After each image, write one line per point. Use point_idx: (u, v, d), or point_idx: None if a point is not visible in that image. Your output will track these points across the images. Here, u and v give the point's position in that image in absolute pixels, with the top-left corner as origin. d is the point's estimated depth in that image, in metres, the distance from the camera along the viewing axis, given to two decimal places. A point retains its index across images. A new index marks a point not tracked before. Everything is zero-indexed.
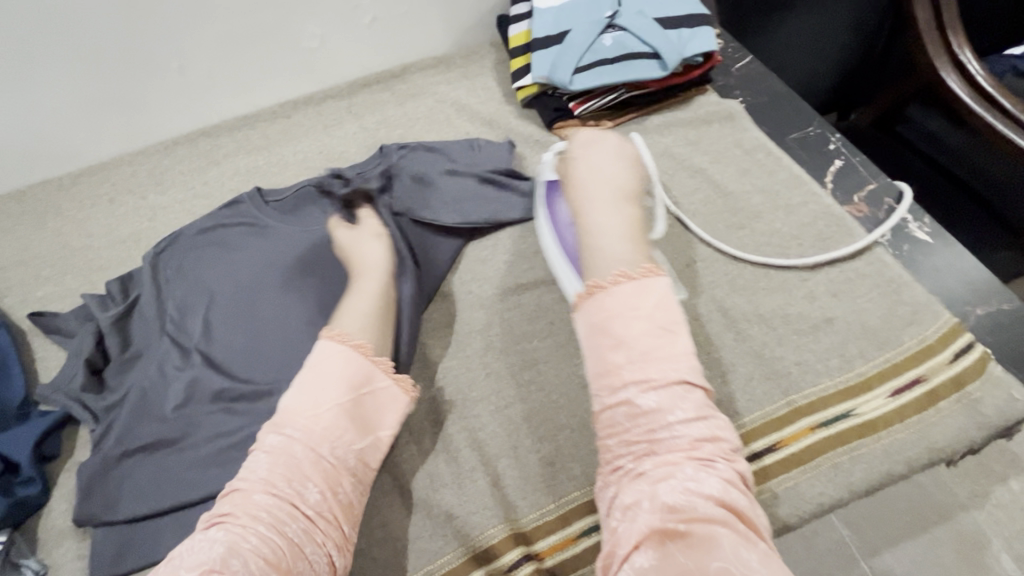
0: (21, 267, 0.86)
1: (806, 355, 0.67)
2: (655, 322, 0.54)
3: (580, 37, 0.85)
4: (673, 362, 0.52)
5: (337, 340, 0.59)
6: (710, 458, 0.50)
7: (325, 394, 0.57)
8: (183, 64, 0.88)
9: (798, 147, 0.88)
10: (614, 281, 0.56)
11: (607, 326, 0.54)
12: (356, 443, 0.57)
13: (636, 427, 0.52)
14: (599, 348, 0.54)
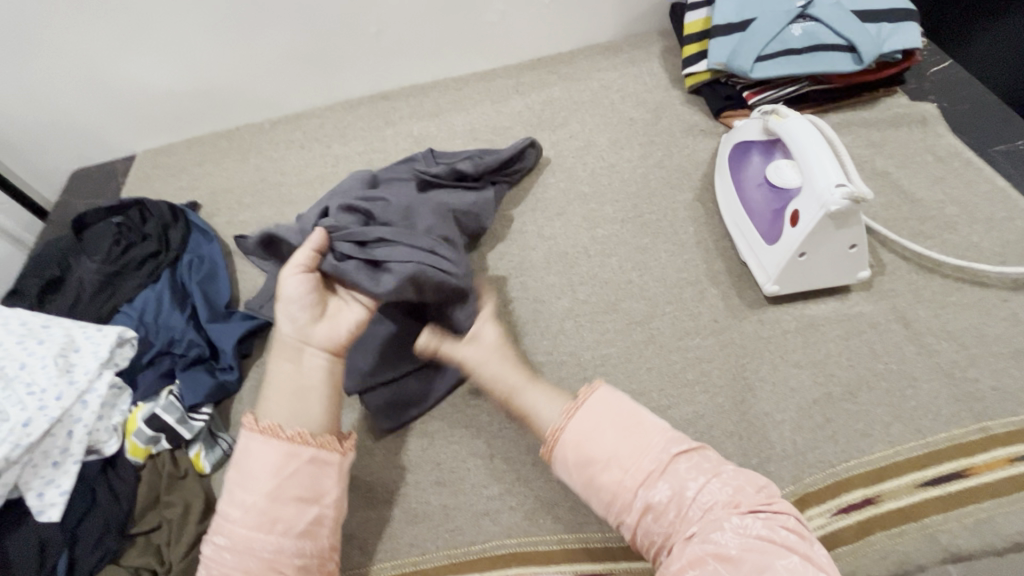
0: (226, 194, 1.00)
1: (1002, 380, 0.61)
2: (621, 421, 0.51)
3: (767, 24, 0.83)
4: (654, 445, 0.50)
5: (250, 427, 0.53)
6: (748, 507, 0.47)
7: (276, 433, 0.52)
8: (381, 30, 0.98)
9: (1005, 160, 0.79)
10: (566, 418, 0.52)
11: (583, 457, 0.50)
12: (294, 519, 0.51)
13: (665, 522, 0.48)
14: (591, 480, 0.50)
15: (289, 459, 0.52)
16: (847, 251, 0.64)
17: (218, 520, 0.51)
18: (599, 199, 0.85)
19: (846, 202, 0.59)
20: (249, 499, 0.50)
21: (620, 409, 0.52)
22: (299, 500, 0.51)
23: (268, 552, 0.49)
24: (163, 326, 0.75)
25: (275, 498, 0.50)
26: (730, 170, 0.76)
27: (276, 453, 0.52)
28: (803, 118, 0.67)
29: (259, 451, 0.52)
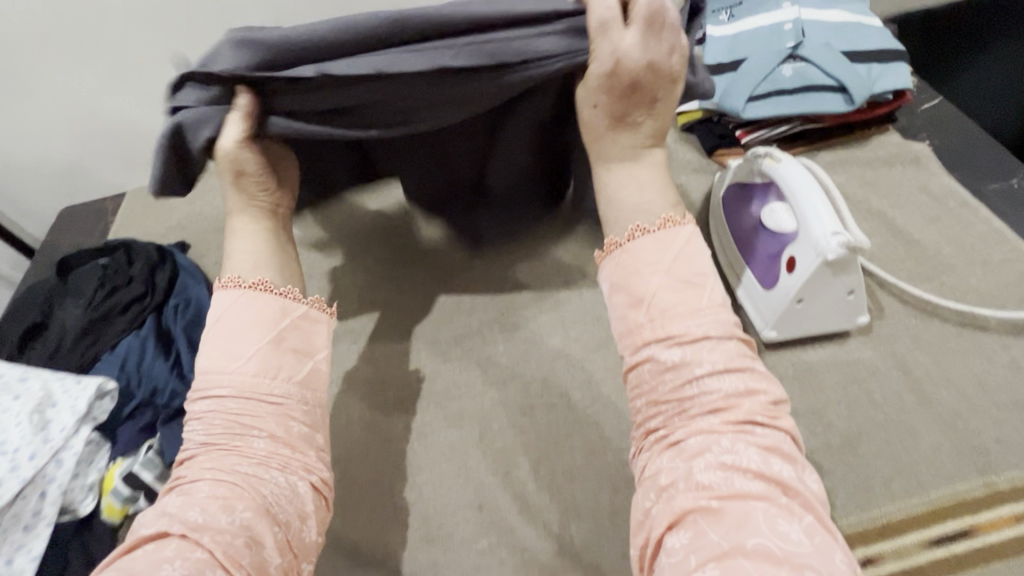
0: (216, 233, 0.99)
1: (1006, 431, 0.59)
2: (675, 276, 0.52)
3: (757, 65, 0.84)
4: (699, 318, 0.50)
5: (229, 288, 0.59)
6: (752, 431, 0.46)
7: (248, 326, 0.56)
8: None
9: (998, 199, 0.79)
10: (631, 237, 0.55)
11: (624, 284, 0.53)
12: (294, 377, 0.56)
13: (662, 385, 0.50)
14: (622, 310, 0.53)
15: (263, 376, 0.54)
16: (846, 298, 0.63)
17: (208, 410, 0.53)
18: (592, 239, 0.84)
19: (843, 251, 0.58)
20: (243, 353, 0.55)
21: (690, 260, 0.53)
22: (279, 425, 0.53)
23: (241, 518, 0.47)
24: (146, 375, 0.74)
25: (258, 417, 0.53)
26: (725, 210, 0.75)
27: (243, 366, 0.54)
28: (796, 162, 0.66)
29: (223, 372, 0.54)
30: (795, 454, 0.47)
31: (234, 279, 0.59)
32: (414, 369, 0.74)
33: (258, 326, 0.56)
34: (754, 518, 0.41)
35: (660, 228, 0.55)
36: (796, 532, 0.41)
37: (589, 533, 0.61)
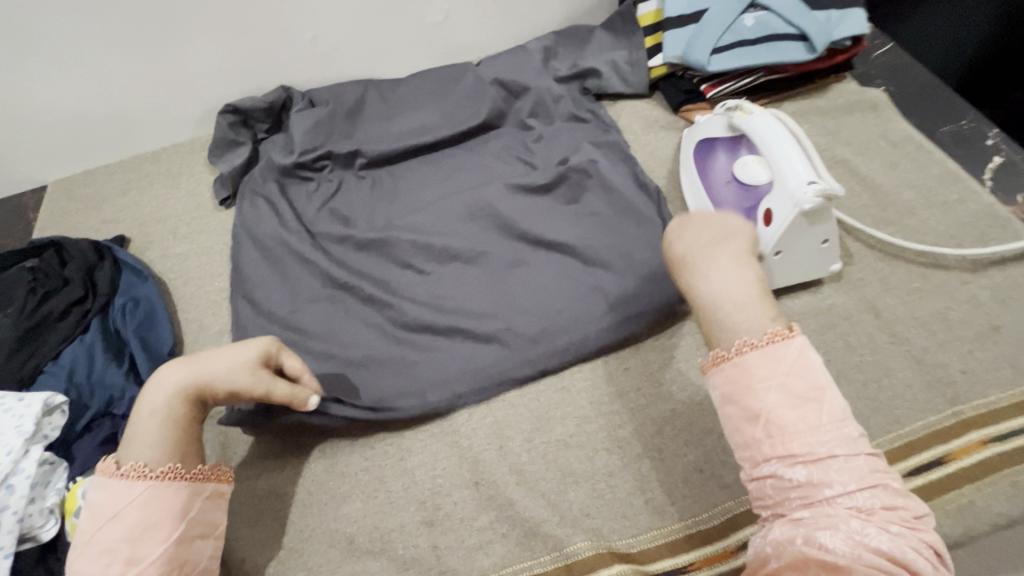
0: (159, 224, 0.91)
1: (971, 363, 0.62)
2: (790, 390, 0.44)
3: (719, 16, 0.82)
4: (821, 434, 0.43)
5: (125, 477, 0.51)
6: (886, 525, 0.41)
7: (145, 526, 0.49)
8: (316, 36, 0.92)
9: (951, 141, 0.81)
10: (738, 352, 0.46)
11: (735, 397, 0.46)
12: (195, 566, 0.52)
13: (789, 504, 0.43)
14: (729, 421, 0.46)
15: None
16: (820, 246, 0.64)
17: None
18: None
19: (818, 200, 0.59)
20: (143, 555, 0.49)
21: (804, 374, 0.45)
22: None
23: None
24: (99, 386, 0.69)
25: None
26: (698, 163, 0.74)
27: (138, 570, 0.48)
28: (767, 114, 0.66)
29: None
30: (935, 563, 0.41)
31: (139, 465, 0.51)
32: None
33: (165, 520, 0.50)
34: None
35: (770, 338, 0.46)
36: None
37: (588, 499, 0.60)
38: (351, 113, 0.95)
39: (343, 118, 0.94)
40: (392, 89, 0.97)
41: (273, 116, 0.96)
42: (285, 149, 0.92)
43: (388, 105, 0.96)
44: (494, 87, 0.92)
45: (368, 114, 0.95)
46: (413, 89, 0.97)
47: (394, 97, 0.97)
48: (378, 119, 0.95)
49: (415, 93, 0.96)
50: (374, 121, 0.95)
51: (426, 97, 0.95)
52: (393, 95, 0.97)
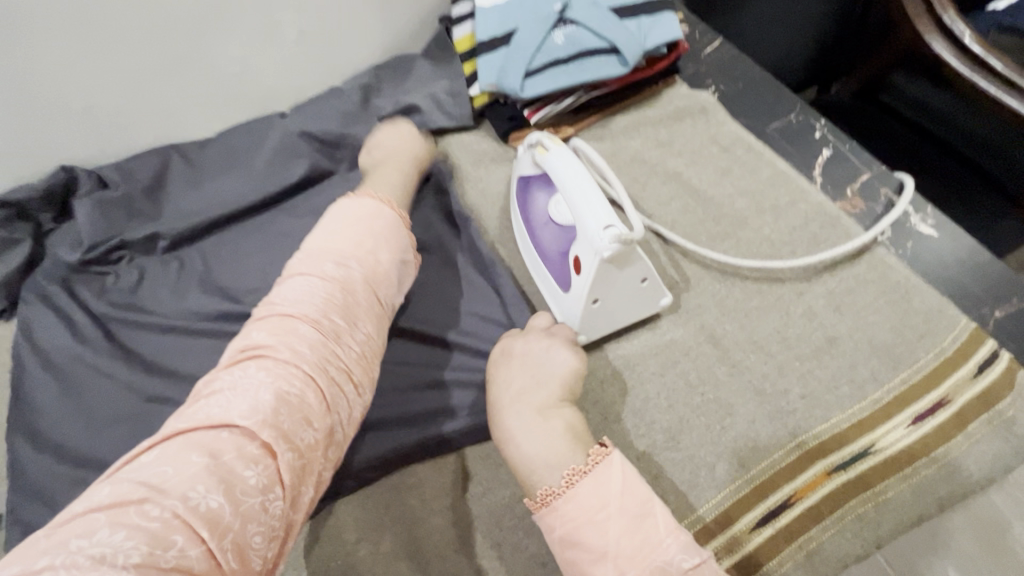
0: None
1: (811, 385, 0.59)
2: (626, 513, 0.43)
3: (527, 36, 0.76)
4: (666, 554, 0.41)
5: (340, 266, 0.56)
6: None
7: (350, 304, 0.55)
8: (89, 104, 0.79)
9: (780, 138, 0.79)
10: (568, 483, 0.45)
11: (574, 537, 0.43)
12: (366, 349, 0.55)
13: None
14: (577, 569, 0.43)
15: (346, 356, 0.52)
16: (641, 285, 0.58)
17: (290, 310, 0.52)
18: None
19: (617, 246, 0.52)
20: (324, 304, 0.53)
21: (633, 496, 0.44)
22: (343, 411, 0.51)
23: (257, 498, 0.41)
24: None
25: (309, 413, 0.47)
26: (519, 205, 0.68)
27: (336, 334, 0.52)
28: (565, 149, 0.60)
29: (304, 305, 0.52)
30: None
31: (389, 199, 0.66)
32: None
33: (373, 289, 0.58)
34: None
35: (591, 462, 0.46)
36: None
37: None
38: (151, 189, 0.83)
39: (138, 194, 0.82)
40: (197, 153, 0.87)
41: (56, 203, 0.83)
42: (72, 243, 0.79)
43: (193, 171, 0.85)
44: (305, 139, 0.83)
45: (173, 186, 0.84)
46: (220, 149, 0.86)
47: (199, 161, 0.86)
48: (184, 189, 0.84)
49: (224, 155, 0.86)
50: (179, 193, 0.84)
51: (237, 158, 0.86)
52: (198, 161, 0.86)
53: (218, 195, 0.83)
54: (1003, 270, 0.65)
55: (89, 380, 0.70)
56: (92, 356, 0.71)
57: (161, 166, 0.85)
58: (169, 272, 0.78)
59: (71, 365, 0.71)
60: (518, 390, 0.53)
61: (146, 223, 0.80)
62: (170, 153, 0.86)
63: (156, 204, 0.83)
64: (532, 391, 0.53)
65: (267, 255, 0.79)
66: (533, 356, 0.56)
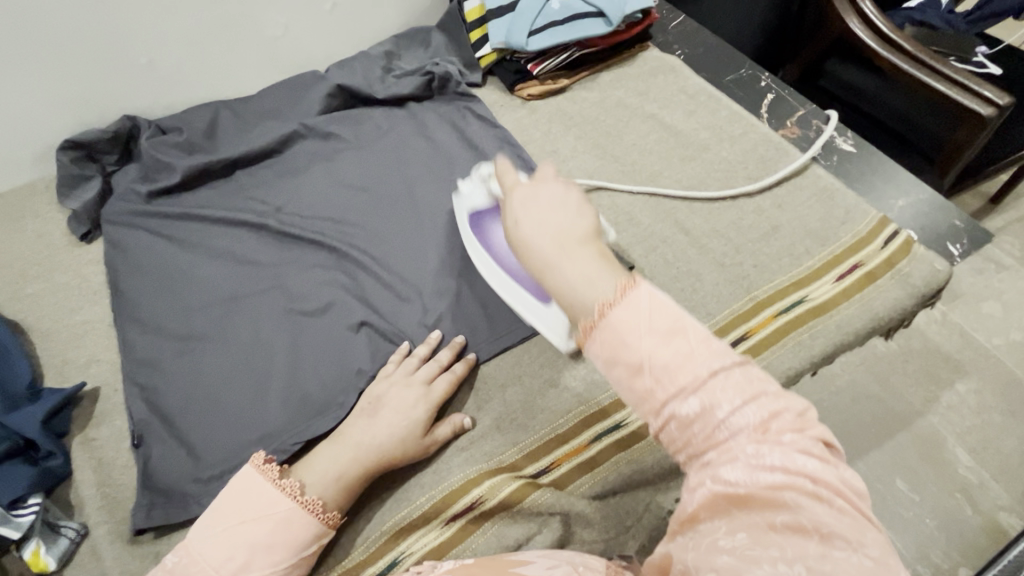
0: (5, 269, 0.86)
1: (761, 258, 0.76)
2: (657, 333, 0.44)
3: (530, 3, 0.93)
4: (695, 360, 0.43)
5: (266, 479, 0.59)
6: (779, 437, 0.40)
7: (266, 542, 0.55)
8: (154, 58, 0.92)
9: (734, 87, 0.98)
10: (603, 312, 0.45)
11: (618, 355, 0.44)
12: (300, 542, 0.57)
13: (692, 437, 0.42)
14: (620, 380, 0.45)
15: (275, 528, 0.56)
16: None
17: (218, 512, 0.57)
18: (418, 188, 0.89)
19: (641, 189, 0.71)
20: (256, 503, 0.57)
21: (660, 318, 0.44)
22: None
23: None
24: None
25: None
26: None
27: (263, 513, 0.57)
28: None
29: (238, 503, 0.57)
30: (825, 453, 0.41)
31: (294, 484, 0.59)
32: (274, 354, 0.75)
33: (286, 516, 0.57)
34: (792, 508, 0.37)
35: (617, 297, 0.45)
36: (826, 513, 0.37)
37: (463, 437, 0.68)
38: (206, 133, 0.95)
39: (196, 137, 0.94)
40: (242, 104, 0.99)
41: (120, 145, 0.93)
42: (143, 177, 0.91)
43: (241, 119, 0.98)
44: (340, 91, 0.98)
45: (225, 131, 0.97)
46: (262, 102, 0.99)
47: (245, 111, 0.99)
48: (234, 134, 0.97)
49: (267, 107, 0.99)
50: (230, 137, 0.96)
51: (279, 109, 0.99)
52: (244, 110, 0.99)
53: (257, 137, 0.95)
54: (903, 174, 0.84)
55: (164, 286, 0.81)
56: (166, 267, 0.83)
57: (210, 116, 0.97)
58: (227, 198, 0.90)
59: (148, 275, 0.82)
60: (550, 248, 0.51)
61: (200, 158, 0.91)
62: (220, 105, 0.98)
63: (209, 146, 0.95)
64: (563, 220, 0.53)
65: (308, 182, 0.91)
66: (552, 203, 0.55)
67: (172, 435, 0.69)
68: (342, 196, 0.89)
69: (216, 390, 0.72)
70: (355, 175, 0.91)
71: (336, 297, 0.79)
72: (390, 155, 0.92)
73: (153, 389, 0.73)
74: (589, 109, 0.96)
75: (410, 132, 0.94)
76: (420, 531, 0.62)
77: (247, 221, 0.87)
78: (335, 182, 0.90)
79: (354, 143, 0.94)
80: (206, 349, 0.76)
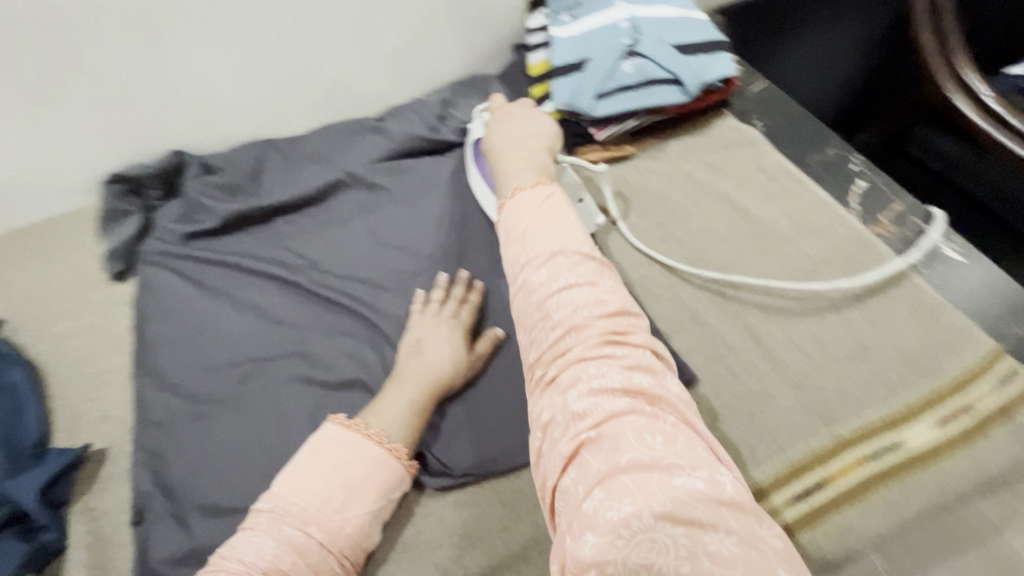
0: (39, 302, 0.84)
1: (845, 384, 0.65)
2: (558, 284, 0.58)
3: (600, 64, 0.85)
4: (584, 316, 0.55)
5: (356, 431, 0.62)
6: (635, 409, 0.49)
7: (353, 483, 0.58)
8: (207, 96, 0.90)
9: (820, 168, 0.87)
10: (530, 261, 0.61)
11: (526, 291, 0.60)
12: (385, 491, 0.60)
13: (554, 363, 0.55)
14: (523, 311, 0.59)
15: (344, 495, 0.58)
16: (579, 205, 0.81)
17: (295, 484, 0.58)
18: (462, 255, 0.82)
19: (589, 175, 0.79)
20: (336, 466, 0.59)
21: (555, 208, 0.64)
22: (365, 531, 0.58)
23: None
24: None
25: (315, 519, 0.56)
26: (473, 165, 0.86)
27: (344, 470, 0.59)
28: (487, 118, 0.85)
29: (317, 475, 0.58)
30: (668, 411, 0.51)
31: (379, 435, 0.61)
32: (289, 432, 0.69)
33: (369, 476, 0.59)
34: (647, 499, 0.43)
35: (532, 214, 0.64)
36: (679, 498, 0.43)
37: (485, 562, 0.60)
38: (252, 176, 0.92)
39: (241, 179, 0.91)
40: (289, 146, 0.96)
41: (164, 182, 0.91)
42: (182, 217, 0.88)
43: (287, 161, 0.95)
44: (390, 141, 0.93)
45: (272, 173, 0.93)
46: (309, 145, 0.96)
47: (292, 152, 0.95)
48: (278, 177, 0.93)
49: (314, 150, 0.95)
50: (274, 180, 0.92)
51: (327, 153, 0.95)
52: (292, 151, 0.96)
53: (301, 184, 0.91)
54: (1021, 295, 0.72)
55: (187, 340, 0.77)
56: (193, 317, 0.79)
57: (257, 157, 0.94)
58: (264, 248, 0.86)
59: (174, 326, 0.78)
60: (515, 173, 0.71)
61: (242, 204, 0.88)
62: (268, 146, 0.95)
63: (253, 188, 0.92)
64: (531, 169, 0.72)
65: (349, 238, 0.86)
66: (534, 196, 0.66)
67: (171, 516, 0.64)
68: (381, 257, 0.83)
69: (223, 469, 0.67)
70: (396, 235, 0.85)
71: (363, 374, 0.72)
72: (436, 216, 0.86)
73: (162, 457, 0.68)
74: (654, 181, 0.87)
75: (459, 192, 0.88)
76: None
77: (280, 280, 0.82)
78: (375, 241, 0.85)
79: (399, 199, 0.88)
80: (220, 418, 0.70)
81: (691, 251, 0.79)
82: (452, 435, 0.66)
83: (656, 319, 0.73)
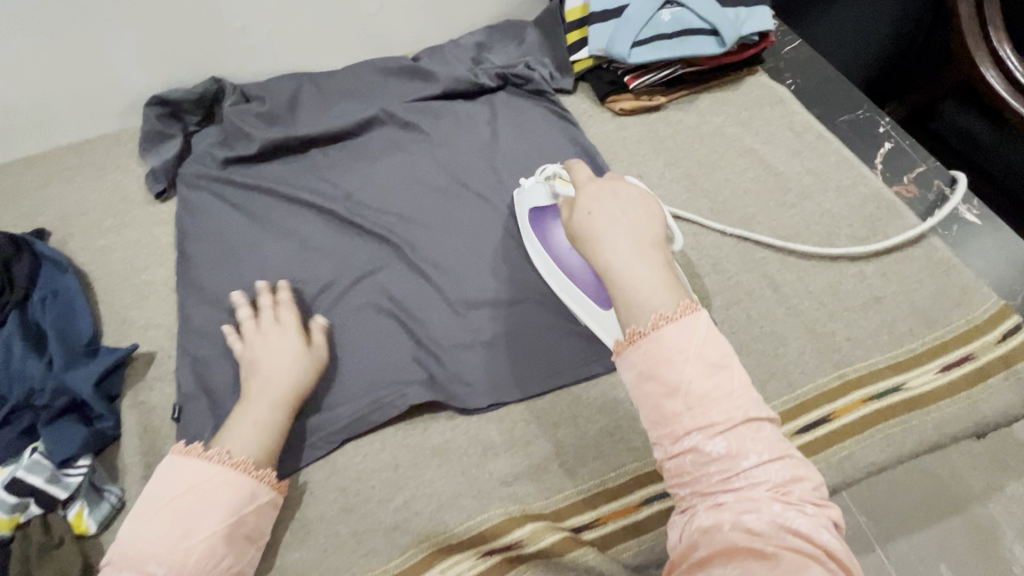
0: (83, 217, 0.88)
1: (856, 331, 0.69)
2: (702, 361, 0.47)
3: (638, 12, 0.86)
4: (729, 402, 0.45)
5: (184, 455, 0.56)
6: (790, 504, 0.43)
7: (207, 505, 0.53)
8: (247, 24, 0.90)
9: (848, 129, 0.89)
10: (654, 326, 0.48)
11: (654, 369, 0.47)
12: (244, 501, 0.55)
13: (704, 475, 0.45)
14: (650, 400, 0.47)
15: (207, 509, 0.53)
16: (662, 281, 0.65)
17: (145, 532, 0.51)
18: (493, 194, 0.85)
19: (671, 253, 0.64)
20: (187, 491, 0.53)
21: (706, 353, 0.47)
22: (234, 543, 0.54)
23: None
24: (17, 377, 0.66)
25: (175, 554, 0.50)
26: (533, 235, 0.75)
27: (189, 495, 0.53)
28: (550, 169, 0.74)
29: (161, 512, 0.52)
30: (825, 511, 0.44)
31: (218, 452, 0.56)
32: None
33: (224, 493, 0.54)
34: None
35: (676, 312, 0.48)
36: None
37: (508, 470, 0.65)
38: (288, 106, 0.94)
39: (276, 109, 0.93)
40: (324, 79, 0.97)
41: (204, 108, 0.94)
42: (221, 142, 0.91)
43: (322, 95, 0.96)
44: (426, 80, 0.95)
45: (306, 105, 0.95)
46: (344, 80, 0.97)
47: (326, 86, 0.96)
48: (313, 109, 0.95)
49: (349, 85, 0.97)
50: (309, 112, 0.94)
51: (361, 88, 0.96)
52: (327, 85, 0.97)
53: (336, 118, 0.93)
54: None
55: (226, 258, 0.80)
56: (232, 237, 0.82)
57: (292, 88, 0.95)
58: (299, 177, 0.88)
59: (213, 245, 0.82)
60: (615, 236, 0.52)
61: (278, 132, 0.90)
62: (304, 79, 0.96)
63: (288, 119, 0.93)
64: (644, 267, 0.50)
65: (381, 172, 0.88)
66: (618, 204, 0.55)
67: (216, 415, 0.69)
68: (414, 192, 0.86)
69: None
70: (429, 171, 0.87)
71: (394, 297, 0.76)
72: (467, 155, 0.88)
73: (205, 362, 0.72)
74: (683, 134, 0.89)
75: (491, 133, 0.90)
76: (455, 558, 0.60)
77: (316, 207, 0.85)
78: (408, 176, 0.87)
79: (432, 137, 0.90)
80: None
81: (716, 201, 0.81)
82: (468, 368, 0.70)
83: (678, 263, 0.76)
